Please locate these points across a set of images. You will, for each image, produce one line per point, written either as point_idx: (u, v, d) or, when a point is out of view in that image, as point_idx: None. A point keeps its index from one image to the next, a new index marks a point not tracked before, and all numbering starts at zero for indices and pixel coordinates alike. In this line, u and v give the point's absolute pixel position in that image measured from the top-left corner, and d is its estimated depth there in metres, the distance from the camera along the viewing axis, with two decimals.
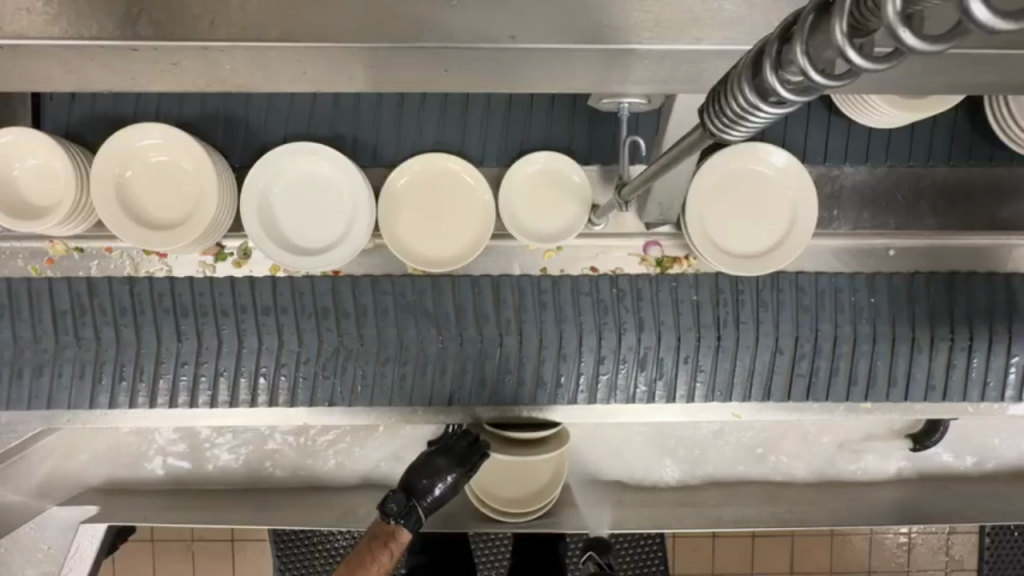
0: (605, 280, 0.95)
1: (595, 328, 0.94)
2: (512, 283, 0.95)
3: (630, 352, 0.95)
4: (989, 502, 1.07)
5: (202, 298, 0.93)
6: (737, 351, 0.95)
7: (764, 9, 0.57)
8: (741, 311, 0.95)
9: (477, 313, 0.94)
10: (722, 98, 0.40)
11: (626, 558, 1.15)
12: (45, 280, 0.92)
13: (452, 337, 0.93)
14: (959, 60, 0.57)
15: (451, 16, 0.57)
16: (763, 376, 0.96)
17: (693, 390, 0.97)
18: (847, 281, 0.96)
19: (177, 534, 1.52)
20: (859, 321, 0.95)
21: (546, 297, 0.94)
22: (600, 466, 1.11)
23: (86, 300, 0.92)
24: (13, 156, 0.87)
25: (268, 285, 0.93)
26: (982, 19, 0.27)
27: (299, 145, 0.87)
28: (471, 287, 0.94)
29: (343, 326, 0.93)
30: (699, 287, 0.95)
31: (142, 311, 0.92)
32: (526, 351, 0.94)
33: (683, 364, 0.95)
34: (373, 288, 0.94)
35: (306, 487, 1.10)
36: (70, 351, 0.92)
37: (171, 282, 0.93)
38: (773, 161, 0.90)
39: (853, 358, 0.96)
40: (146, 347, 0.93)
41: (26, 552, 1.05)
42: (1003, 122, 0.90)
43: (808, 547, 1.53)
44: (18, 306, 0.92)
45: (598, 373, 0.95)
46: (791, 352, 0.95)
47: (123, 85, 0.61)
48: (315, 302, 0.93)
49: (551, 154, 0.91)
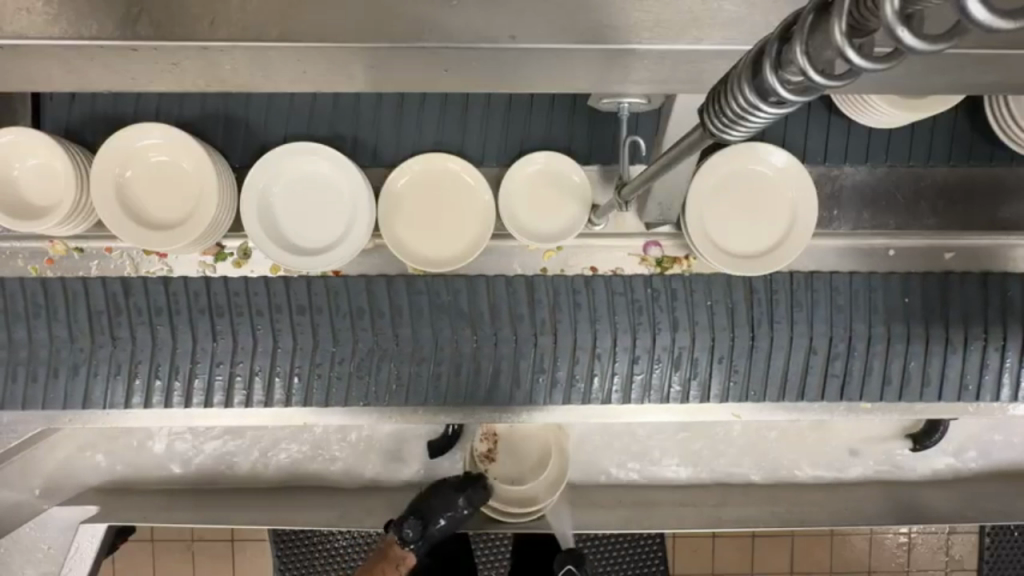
0: (640, 281, 0.95)
1: (629, 327, 0.94)
2: (546, 284, 0.94)
3: (664, 352, 0.94)
4: (988, 503, 1.07)
5: (238, 297, 0.93)
6: (772, 353, 0.95)
7: (764, 9, 0.57)
8: (776, 310, 0.94)
9: (512, 312, 0.94)
10: (723, 98, 0.40)
11: (626, 558, 1.15)
12: (81, 280, 0.92)
13: (487, 337, 0.93)
14: (960, 60, 0.57)
15: (451, 16, 0.57)
16: (798, 376, 0.96)
17: (728, 390, 0.96)
18: (881, 283, 0.95)
19: (177, 534, 1.52)
20: (894, 321, 0.95)
21: (580, 297, 0.94)
22: (599, 466, 1.11)
23: (122, 299, 0.92)
24: (13, 156, 0.87)
25: (302, 286, 0.93)
26: (980, 19, 0.27)
27: (299, 145, 0.87)
28: (506, 287, 0.94)
29: (378, 326, 0.93)
30: (720, 288, 0.95)
31: (178, 311, 0.92)
32: (559, 351, 0.94)
33: (718, 365, 0.95)
34: (408, 289, 0.94)
35: (305, 488, 1.10)
36: (106, 351, 0.92)
37: (206, 282, 0.93)
38: (773, 160, 0.90)
39: (888, 357, 0.95)
40: (182, 346, 0.92)
41: (25, 552, 1.07)
42: (1003, 122, 0.90)
43: (808, 547, 1.53)
44: (55, 306, 0.92)
45: (632, 373, 0.95)
46: (825, 351, 0.95)
47: (123, 85, 0.61)
48: (350, 302, 0.94)
49: (550, 154, 0.91)
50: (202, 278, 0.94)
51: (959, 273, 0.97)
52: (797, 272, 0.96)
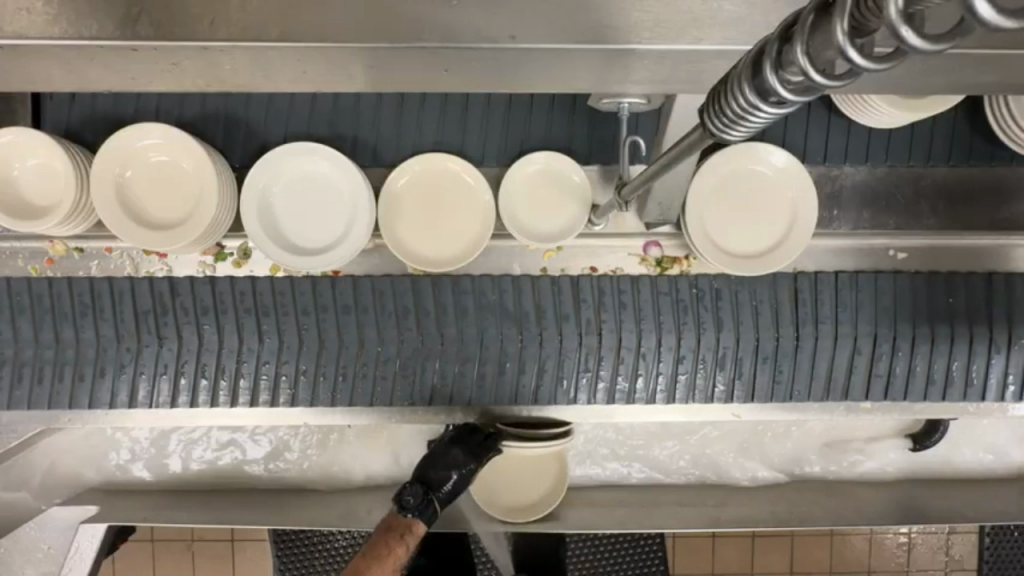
0: (685, 281, 0.95)
1: (674, 327, 0.94)
2: (592, 284, 0.95)
3: (707, 355, 0.95)
4: (988, 503, 1.07)
5: (284, 296, 0.93)
6: (816, 353, 0.95)
7: (764, 9, 0.57)
8: (821, 311, 0.95)
9: (557, 313, 0.94)
10: (722, 98, 0.40)
11: (626, 558, 1.15)
12: (126, 280, 0.93)
13: (533, 337, 0.94)
14: (959, 60, 0.57)
15: (452, 16, 0.57)
16: (842, 375, 0.96)
17: (773, 390, 0.97)
18: (925, 282, 0.96)
19: (177, 534, 1.52)
20: (938, 321, 0.95)
21: (626, 297, 0.95)
22: (598, 466, 1.11)
23: (168, 299, 0.93)
24: (13, 156, 0.87)
25: (349, 286, 0.94)
26: (986, 16, 0.27)
27: (298, 145, 0.87)
28: (552, 287, 0.95)
29: (424, 325, 0.94)
30: (759, 292, 0.95)
31: (224, 310, 0.93)
32: (604, 351, 0.95)
33: (763, 363, 0.96)
34: (454, 288, 0.94)
35: (305, 488, 1.10)
36: (152, 350, 0.93)
37: (252, 282, 0.93)
38: (773, 160, 0.90)
39: (931, 360, 0.96)
40: (227, 346, 0.93)
41: (25, 552, 1.07)
42: (1003, 122, 0.90)
43: (808, 546, 1.53)
44: (101, 305, 0.93)
45: (676, 373, 0.96)
46: (868, 353, 0.96)
47: (123, 85, 0.61)
48: (396, 302, 0.94)
49: (550, 154, 0.91)
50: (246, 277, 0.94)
51: (1004, 273, 0.97)
52: (842, 272, 0.96)
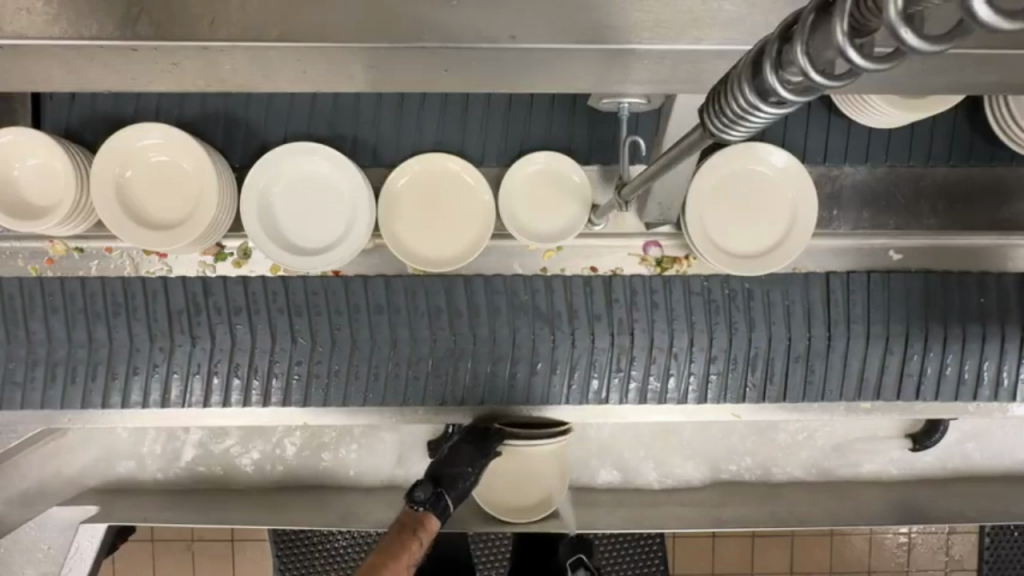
0: (718, 282, 0.95)
1: (706, 327, 0.94)
2: (623, 283, 0.95)
3: (739, 355, 0.95)
4: (988, 502, 1.07)
5: (316, 296, 0.94)
6: (848, 354, 0.95)
7: (764, 9, 0.57)
8: (853, 310, 0.95)
9: (589, 313, 0.94)
10: (722, 98, 0.40)
11: (626, 558, 1.15)
12: (159, 279, 0.93)
13: (565, 337, 0.94)
14: (959, 60, 0.57)
15: (451, 16, 0.57)
16: (873, 375, 0.96)
17: (805, 390, 0.97)
18: (953, 282, 0.96)
19: (177, 534, 1.52)
20: (969, 321, 0.95)
21: (657, 297, 0.95)
22: (598, 465, 1.11)
23: (202, 298, 0.93)
24: (13, 156, 0.87)
25: (381, 286, 0.94)
26: (984, 18, 0.27)
27: (299, 145, 0.87)
28: (583, 286, 0.95)
29: (456, 324, 0.94)
30: (790, 293, 0.95)
31: (258, 309, 0.93)
32: (636, 351, 0.94)
33: (795, 363, 0.96)
34: (486, 288, 0.95)
35: (304, 487, 1.10)
36: (185, 350, 0.93)
37: (285, 282, 0.93)
38: (774, 160, 0.90)
39: (962, 359, 0.96)
40: (261, 346, 0.93)
41: (25, 552, 1.07)
42: (1003, 122, 0.90)
43: (808, 547, 1.53)
44: (134, 305, 0.93)
45: (708, 373, 0.96)
46: (901, 354, 0.96)
47: (123, 85, 0.61)
48: (428, 302, 0.94)
49: (550, 154, 0.92)
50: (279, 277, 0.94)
51: None
52: (875, 273, 0.96)
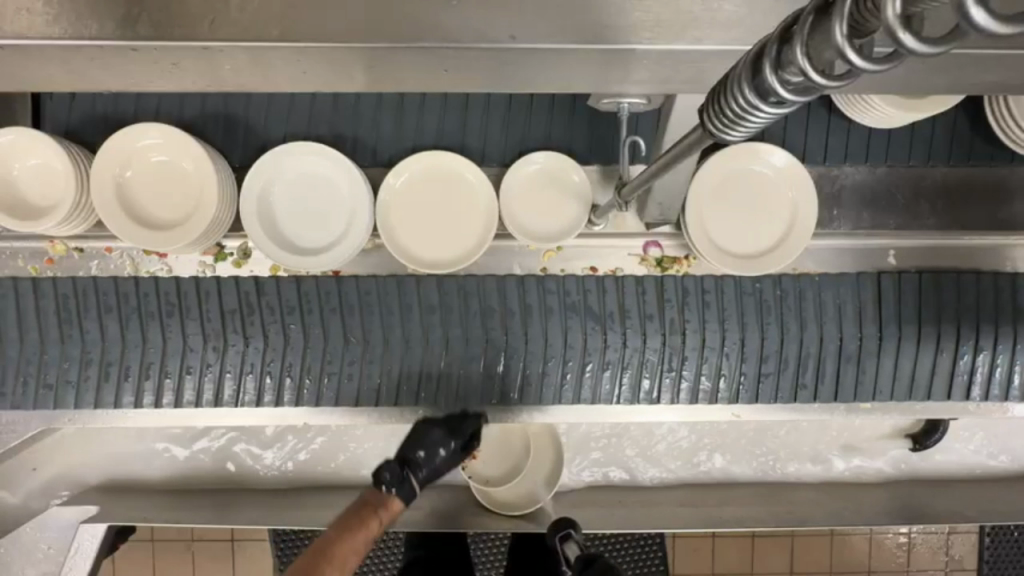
0: (770, 282, 0.95)
1: (758, 326, 0.94)
2: (676, 283, 0.95)
3: (790, 356, 0.95)
4: (988, 501, 1.07)
5: (369, 296, 0.94)
6: (899, 355, 0.96)
7: (764, 9, 0.57)
8: (905, 310, 0.95)
9: (641, 313, 0.94)
10: (722, 98, 0.40)
11: (626, 558, 1.15)
12: (213, 280, 0.93)
13: (617, 338, 0.94)
14: (959, 61, 0.57)
15: (452, 16, 0.57)
16: (922, 377, 0.97)
17: (856, 390, 0.97)
18: (992, 282, 0.96)
19: (177, 534, 1.52)
20: (1019, 320, 0.96)
21: (709, 297, 0.95)
22: (597, 465, 1.11)
23: (254, 298, 0.93)
24: (13, 156, 0.87)
25: (435, 285, 0.94)
26: (980, 22, 0.27)
27: (300, 144, 0.87)
28: (636, 287, 0.95)
29: (510, 326, 0.94)
30: (842, 294, 0.95)
31: (310, 310, 0.93)
32: (688, 351, 0.94)
33: (845, 364, 0.96)
34: (540, 287, 0.94)
35: (305, 487, 1.10)
36: (238, 349, 0.93)
37: (338, 283, 0.93)
38: (774, 161, 0.90)
39: (1013, 359, 0.96)
40: (314, 347, 0.93)
41: (25, 553, 1.06)
42: (1003, 122, 0.90)
43: (808, 547, 1.53)
44: (187, 305, 0.92)
45: (759, 374, 0.96)
46: (951, 354, 0.96)
47: (122, 84, 0.61)
48: (480, 301, 0.94)
49: (549, 153, 0.92)
50: (331, 276, 0.94)
51: None
52: (925, 272, 0.97)
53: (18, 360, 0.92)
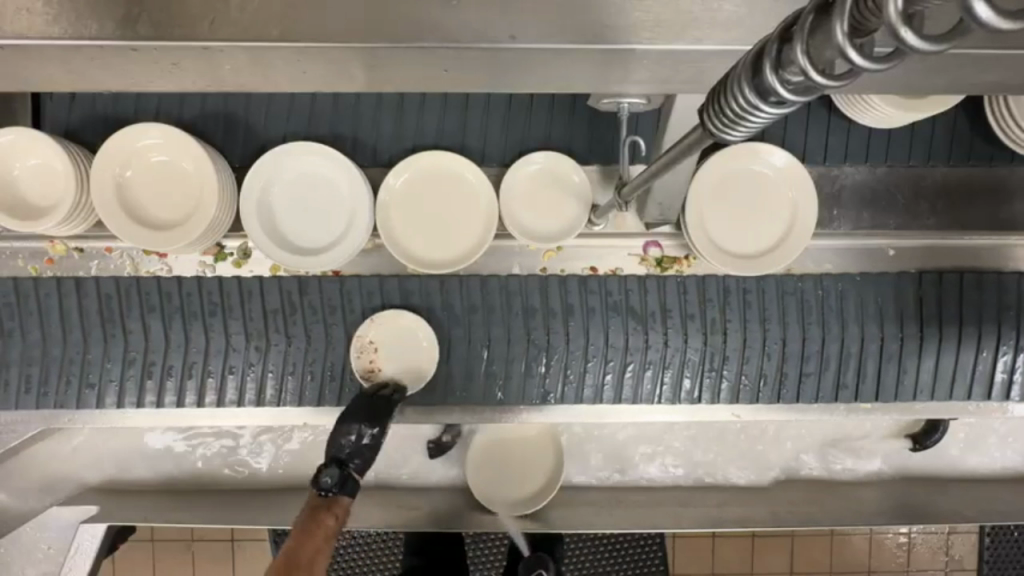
0: (812, 283, 0.95)
1: (800, 326, 0.95)
2: (717, 283, 0.95)
3: (831, 356, 0.96)
4: (988, 501, 1.07)
5: (411, 296, 0.94)
6: (940, 354, 0.96)
7: (764, 9, 0.57)
8: (945, 310, 0.96)
9: (682, 313, 0.94)
10: (722, 98, 0.40)
11: (626, 558, 1.15)
12: (255, 280, 0.93)
13: (658, 337, 0.94)
14: (959, 60, 0.57)
15: (451, 16, 0.57)
16: (962, 377, 0.97)
17: (898, 390, 0.97)
18: None
19: (177, 534, 1.52)
20: None
21: (750, 297, 0.95)
22: (597, 465, 1.11)
23: (297, 298, 0.93)
24: (13, 156, 0.87)
25: (477, 284, 0.94)
26: (982, 18, 0.27)
27: (300, 144, 0.87)
28: (677, 288, 0.95)
29: (553, 326, 0.94)
30: (882, 294, 0.96)
31: (354, 309, 0.94)
32: (729, 351, 0.95)
33: (886, 363, 0.96)
34: (582, 288, 0.95)
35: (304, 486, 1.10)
36: (281, 349, 0.94)
37: (380, 281, 0.94)
38: (774, 160, 0.90)
39: None
40: None
41: (26, 552, 1.07)
42: (1003, 122, 0.90)
43: (809, 548, 1.53)
44: (230, 304, 0.93)
45: (801, 374, 0.96)
46: (993, 353, 0.96)
47: (121, 84, 0.61)
48: (524, 302, 0.94)
49: (548, 153, 0.92)
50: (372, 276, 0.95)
51: None
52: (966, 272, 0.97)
53: (63, 359, 0.93)
